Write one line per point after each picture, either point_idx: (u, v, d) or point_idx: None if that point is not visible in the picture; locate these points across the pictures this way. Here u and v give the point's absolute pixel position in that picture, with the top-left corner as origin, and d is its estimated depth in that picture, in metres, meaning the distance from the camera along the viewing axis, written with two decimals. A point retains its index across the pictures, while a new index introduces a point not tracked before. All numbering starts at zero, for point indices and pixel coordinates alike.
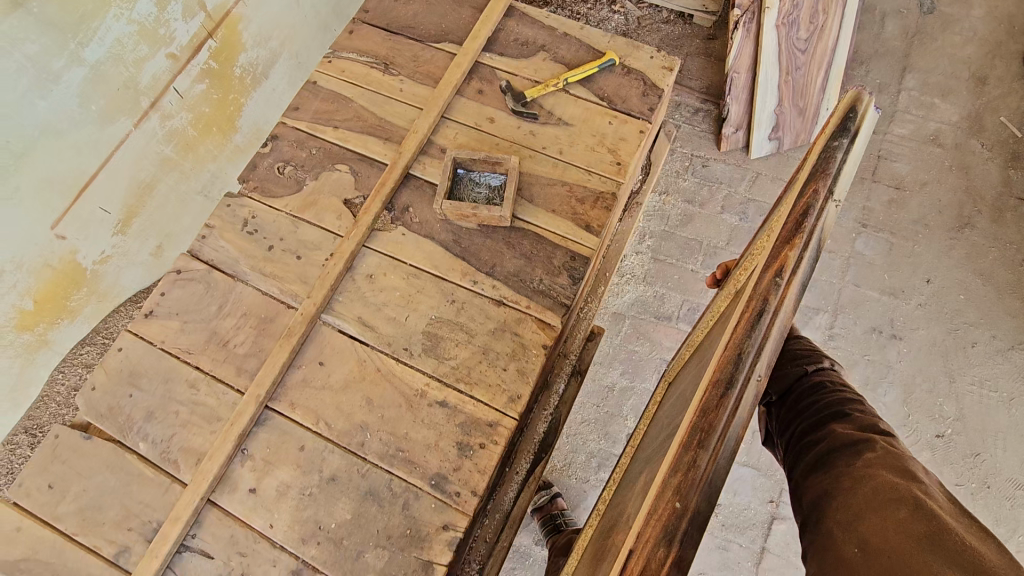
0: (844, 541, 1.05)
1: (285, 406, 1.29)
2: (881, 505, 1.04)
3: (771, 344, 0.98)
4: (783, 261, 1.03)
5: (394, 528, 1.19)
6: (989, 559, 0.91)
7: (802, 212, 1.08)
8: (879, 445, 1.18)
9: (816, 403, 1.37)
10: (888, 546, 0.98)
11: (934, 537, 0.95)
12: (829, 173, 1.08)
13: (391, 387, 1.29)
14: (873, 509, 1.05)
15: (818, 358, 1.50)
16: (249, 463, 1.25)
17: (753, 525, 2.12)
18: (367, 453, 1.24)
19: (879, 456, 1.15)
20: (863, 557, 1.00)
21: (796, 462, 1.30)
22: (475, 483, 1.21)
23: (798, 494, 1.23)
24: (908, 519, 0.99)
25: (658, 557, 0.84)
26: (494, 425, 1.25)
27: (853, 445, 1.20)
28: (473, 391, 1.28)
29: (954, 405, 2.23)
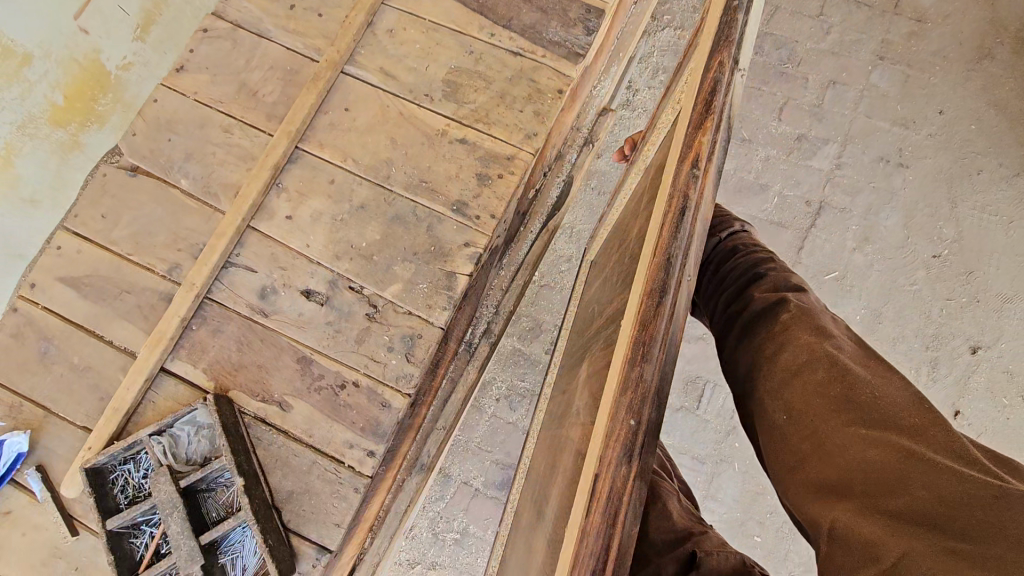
0: (770, 414, 1.00)
1: (314, 146, 1.36)
2: (799, 369, 0.99)
3: (696, 239, 1.00)
4: (698, 150, 1.00)
5: (420, 246, 1.29)
6: (898, 399, 0.86)
7: (711, 89, 1.02)
8: (792, 303, 1.13)
9: (735, 270, 1.40)
10: (809, 411, 0.93)
11: (849, 396, 0.90)
12: (734, 39, 1.02)
13: (413, 128, 1.36)
14: (795, 374, 0.99)
15: (727, 226, 1.60)
16: (284, 195, 1.34)
17: None
18: (393, 184, 1.33)
19: (793, 314, 1.10)
20: (788, 433, 0.94)
21: (727, 334, 1.25)
22: (494, 209, 1.30)
23: (733, 367, 1.17)
24: (826, 381, 0.94)
25: (621, 475, 0.84)
26: (511, 159, 1.32)
27: (772, 307, 1.16)
28: (491, 130, 1.34)
29: (953, 228, 2.30)
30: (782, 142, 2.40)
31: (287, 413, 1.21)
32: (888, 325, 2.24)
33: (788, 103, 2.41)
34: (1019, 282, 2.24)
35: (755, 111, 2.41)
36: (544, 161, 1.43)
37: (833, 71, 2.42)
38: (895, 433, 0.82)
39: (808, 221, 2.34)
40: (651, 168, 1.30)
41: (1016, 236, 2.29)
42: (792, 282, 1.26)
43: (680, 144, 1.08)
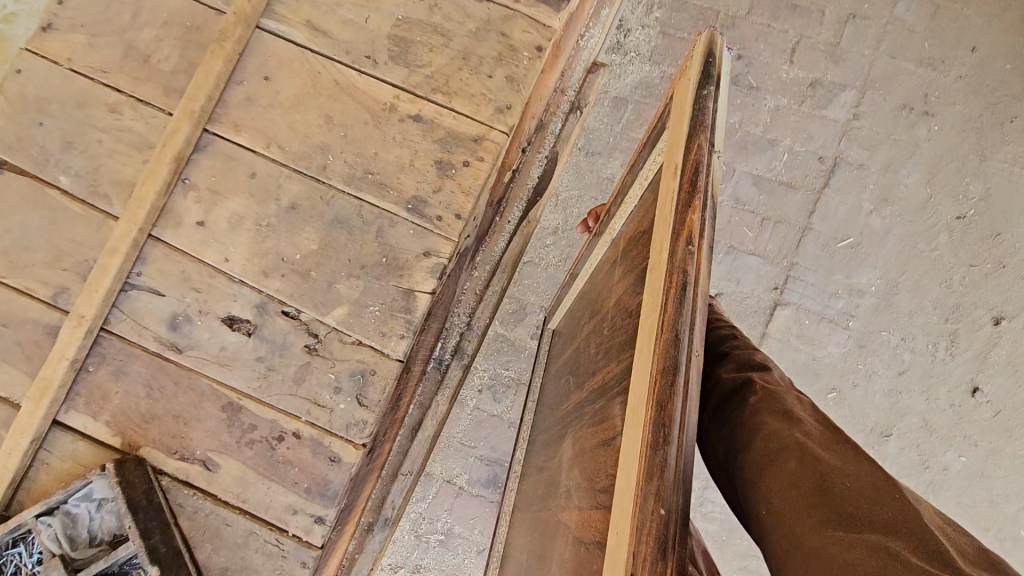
0: (751, 509, 0.92)
1: (228, 129, 1.06)
2: (772, 458, 0.92)
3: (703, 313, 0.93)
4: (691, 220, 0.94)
5: (368, 257, 1.03)
6: (872, 488, 0.80)
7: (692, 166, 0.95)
8: (758, 384, 1.08)
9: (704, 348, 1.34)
10: (785, 506, 0.85)
11: (819, 488, 0.83)
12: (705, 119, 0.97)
13: (354, 102, 1.06)
14: (767, 464, 0.92)
15: None
16: (194, 195, 1.06)
17: (753, 312, 2.06)
18: (331, 177, 1.05)
19: (761, 396, 1.05)
20: (763, 534, 0.87)
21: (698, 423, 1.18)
22: (459, 207, 1.03)
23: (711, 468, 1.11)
24: (798, 473, 0.87)
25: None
26: (479, 141, 1.04)
27: (739, 389, 1.10)
28: (453, 103, 1.05)
29: (981, 185, 2.06)
30: (794, 90, 2.09)
31: (214, 474, 0.99)
32: (905, 296, 2.03)
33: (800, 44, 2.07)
34: None
35: (764, 52, 2.09)
36: (518, 141, 1.16)
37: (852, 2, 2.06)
38: (876, 533, 0.75)
39: (822, 181, 2.08)
40: (629, 239, 1.23)
41: None
42: (757, 359, 1.20)
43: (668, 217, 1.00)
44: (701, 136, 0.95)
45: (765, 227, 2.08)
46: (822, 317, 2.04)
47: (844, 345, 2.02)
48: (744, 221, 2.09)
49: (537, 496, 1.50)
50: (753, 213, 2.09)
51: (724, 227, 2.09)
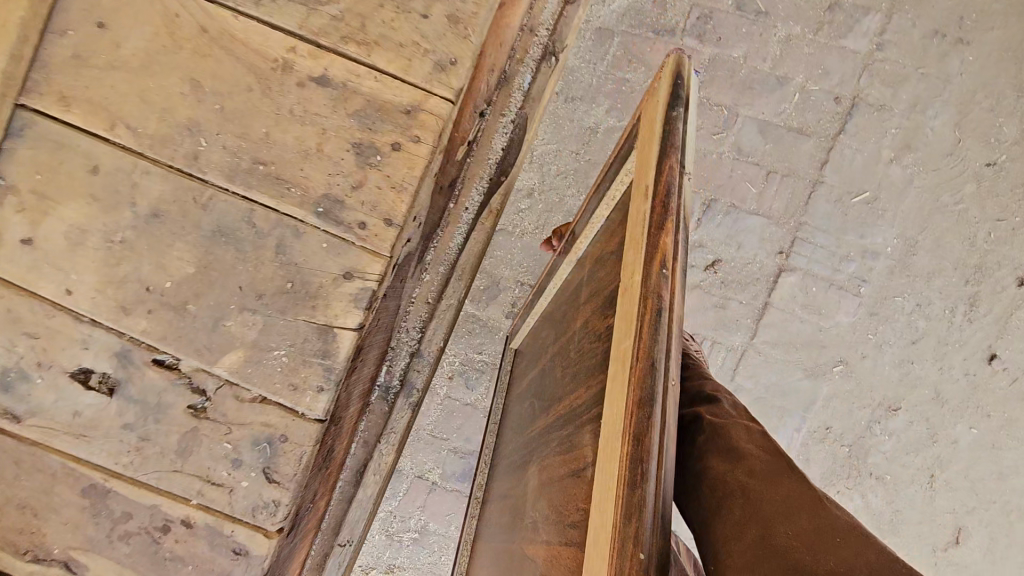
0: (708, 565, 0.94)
1: (52, 101, 0.74)
2: (719, 507, 0.96)
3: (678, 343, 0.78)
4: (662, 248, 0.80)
5: (265, 282, 0.74)
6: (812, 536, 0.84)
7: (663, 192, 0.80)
8: (707, 421, 1.11)
9: None
10: (735, 557, 0.88)
11: (766, 540, 0.86)
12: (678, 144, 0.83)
13: (230, 58, 0.74)
14: (715, 513, 0.96)
15: None
16: (11, 200, 0.74)
17: (756, 280, 1.81)
18: (206, 171, 0.74)
19: (707, 435, 1.08)
20: None
21: None
22: (389, 208, 0.74)
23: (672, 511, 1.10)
24: (746, 522, 0.91)
25: None
26: (412, 114, 0.74)
27: (692, 427, 1.12)
28: (373, 58, 0.74)
29: (1015, 126, 1.79)
30: (810, 15, 1.77)
31: None
32: (924, 256, 1.80)
33: None
34: None
35: None
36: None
37: None
38: None
39: (837, 125, 1.79)
40: (596, 258, 1.07)
41: None
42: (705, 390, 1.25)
43: (636, 240, 0.85)
44: (674, 153, 0.81)
45: (771, 181, 1.81)
46: (831, 284, 1.80)
47: (854, 314, 1.80)
48: (747, 175, 1.81)
49: (501, 524, 1.41)
50: (757, 165, 1.81)
51: (724, 182, 1.81)
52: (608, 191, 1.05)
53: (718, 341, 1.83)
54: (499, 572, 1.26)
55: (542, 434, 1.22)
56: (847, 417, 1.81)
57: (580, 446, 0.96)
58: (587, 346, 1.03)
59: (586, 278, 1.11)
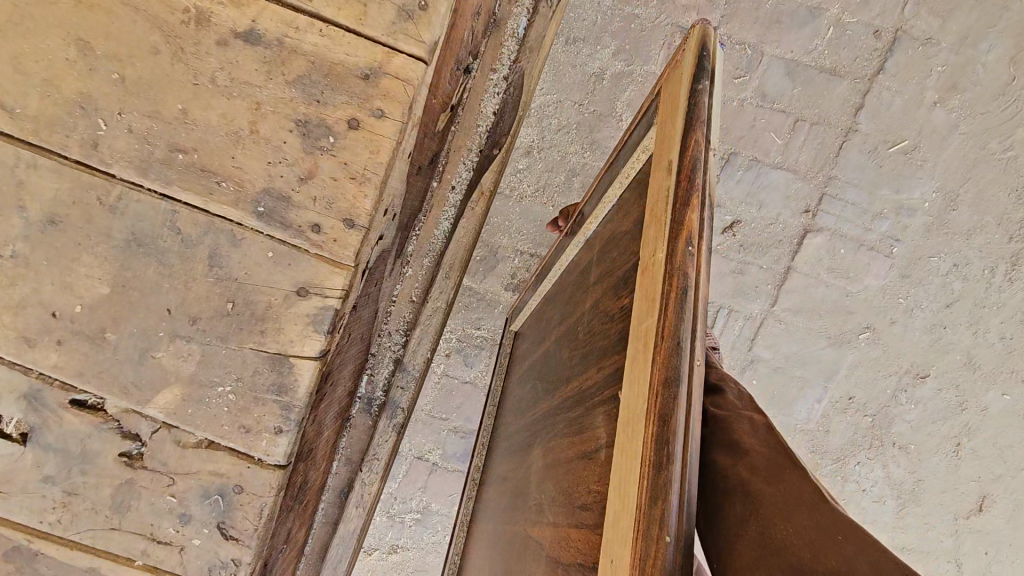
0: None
1: None
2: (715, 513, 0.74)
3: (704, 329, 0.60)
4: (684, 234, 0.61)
5: (199, 304, 0.60)
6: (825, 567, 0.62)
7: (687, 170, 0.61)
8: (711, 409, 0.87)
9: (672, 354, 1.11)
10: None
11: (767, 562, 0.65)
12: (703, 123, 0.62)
13: (124, 8, 0.55)
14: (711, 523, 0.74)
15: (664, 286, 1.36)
16: None
17: (778, 243, 1.65)
18: (110, 162, 0.57)
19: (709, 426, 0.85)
20: None
21: None
22: (349, 205, 0.58)
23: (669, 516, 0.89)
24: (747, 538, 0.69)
25: None
26: (372, 79, 0.56)
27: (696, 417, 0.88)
28: (317, 5, 0.55)
29: None
30: None
31: None
32: (965, 211, 1.63)
33: None
34: None
35: None
36: (453, 53, 0.70)
37: None
38: None
39: (877, 64, 1.57)
40: (609, 238, 0.89)
41: None
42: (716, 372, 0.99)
43: (655, 217, 0.67)
44: (700, 126, 0.62)
45: (798, 131, 1.61)
46: (861, 245, 1.64)
47: (884, 278, 1.65)
48: (771, 125, 1.61)
49: (497, 508, 1.25)
50: (784, 112, 1.61)
51: (745, 133, 1.62)
52: (622, 167, 0.88)
53: (735, 310, 1.69)
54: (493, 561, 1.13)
55: (546, 416, 0.99)
56: (873, 386, 1.70)
57: (591, 428, 0.76)
58: (596, 329, 0.84)
59: (594, 260, 0.94)
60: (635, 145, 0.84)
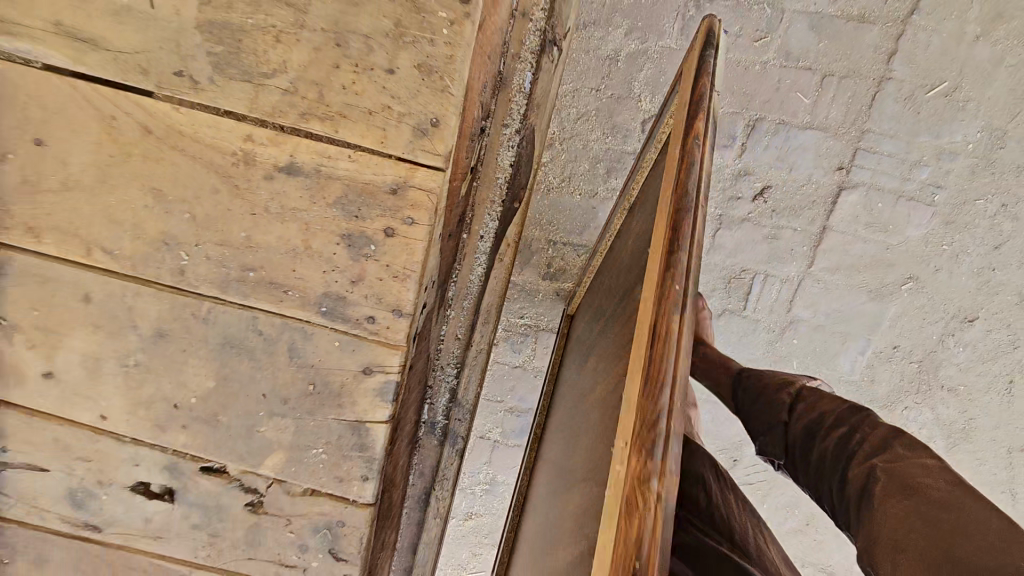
0: None
1: (18, 235, 0.69)
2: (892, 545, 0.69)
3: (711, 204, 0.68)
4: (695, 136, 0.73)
5: (287, 386, 0.72)
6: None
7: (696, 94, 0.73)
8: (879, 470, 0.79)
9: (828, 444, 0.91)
10: None
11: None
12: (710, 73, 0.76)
13: (183, 158, 0.65)
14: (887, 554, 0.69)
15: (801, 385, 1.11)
16: (22, 339, 0.73)
17: (811, 204, 1.64)
18: (196, 284, 0.69)
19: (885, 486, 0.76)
20: None
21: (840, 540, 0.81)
22: (395, 298, 0.67)
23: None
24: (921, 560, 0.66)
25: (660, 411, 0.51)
26: (399, 193, 0.64)
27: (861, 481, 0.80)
28: (344, 134, 0.63)
29: None
30: None
31: None
32: (1012, 148, 1.55)
33: None
34: None
35: None
36: (474, 103, 0.74)
37: None
38: None
39: (907, 6, 1.48)
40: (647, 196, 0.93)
41: None
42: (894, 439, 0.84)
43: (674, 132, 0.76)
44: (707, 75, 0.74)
45: (826, 88, 1.56)
46: (899, 196, 1.61)
47: (925, 227, 1.62)
48: (798, 84, 1.56)
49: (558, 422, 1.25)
50: (810, 69, 1.55)
51: (770, 99, 1.58)
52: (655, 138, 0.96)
53: (772, 271, 1.70)
54: (551, 468, 1.12)
55: (598, 332, 1.06)
56: (927, 318, 1.69)
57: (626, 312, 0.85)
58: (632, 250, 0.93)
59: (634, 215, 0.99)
60: (660, 130, 0.96)
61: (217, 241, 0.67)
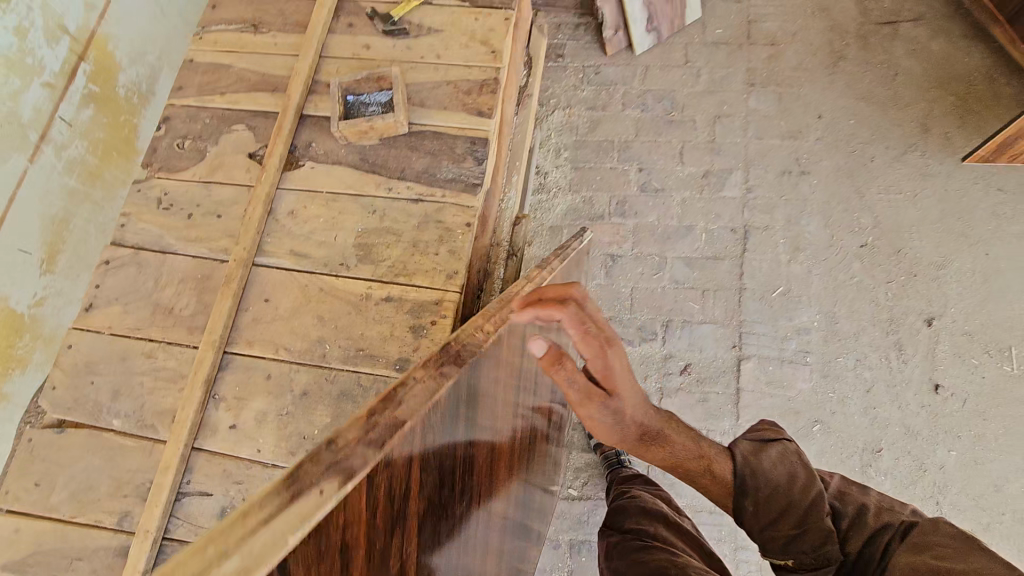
0: None
1: (242, 346, 1.34)
2: None
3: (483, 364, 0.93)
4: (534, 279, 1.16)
5: None
6: None
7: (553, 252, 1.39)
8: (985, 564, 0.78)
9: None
10: None
11: None
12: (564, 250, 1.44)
13: (335, 299, 1.36)
14: None
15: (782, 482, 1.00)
16: (224, 404, 1.30)
17: (722, 372, 2.26)
18: (331, 361, 1.31)
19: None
20: None
21: None
22: None
23: None
24: None
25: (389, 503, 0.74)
26: (439, 303, 1.32)
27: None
28: (414, 280, 1.36)
29: (869, 216, 2.39)
30: (692, 183, 2.53)
31: None
32: (845, 321, 2.27)
33: (685, 148, 2.59)
34: (946, 247, 2.31)
35: (658, 161, 2.59)
36: (473, 276, 1.48)
37: (714, 107, 2.66)
38: None
39: (739, 248, 2.41)
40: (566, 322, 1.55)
41: (926, 206, 2.38)
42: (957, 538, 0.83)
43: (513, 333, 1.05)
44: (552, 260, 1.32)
45: (707, 297, 2.37)
46: (782, 360, 2.25)
47: (810, 380, 2.21)
48: (688, 297, 2.37)
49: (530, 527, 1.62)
50: (693, 288, 2.38)
51: (673, 306, 2.37)
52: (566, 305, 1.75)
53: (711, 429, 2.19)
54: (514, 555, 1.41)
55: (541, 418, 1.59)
56: (845, 452, 2.12)
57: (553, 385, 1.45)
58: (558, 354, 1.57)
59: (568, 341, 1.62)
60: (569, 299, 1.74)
61: (345, 340, 1.32)
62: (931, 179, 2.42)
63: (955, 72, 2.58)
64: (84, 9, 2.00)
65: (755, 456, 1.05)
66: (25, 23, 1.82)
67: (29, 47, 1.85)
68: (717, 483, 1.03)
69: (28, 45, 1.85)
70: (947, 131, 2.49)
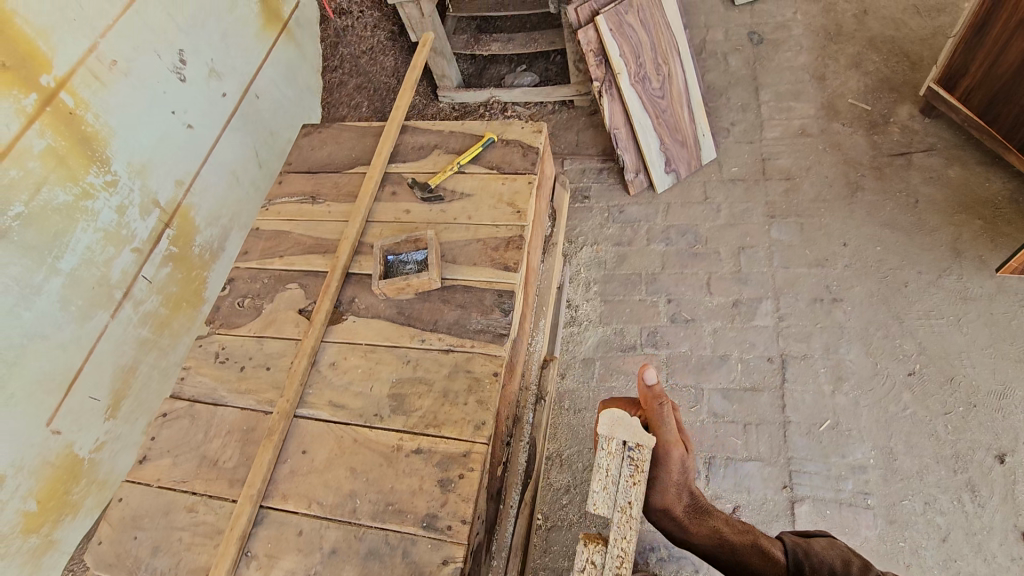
0: None
1: (277, 499, 1.38)
2: None
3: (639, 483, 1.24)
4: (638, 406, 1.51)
5: None
6: None
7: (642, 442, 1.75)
8: None
9: None
10: None
11: None
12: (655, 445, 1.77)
13: (368, 451, 1.40)
14: None
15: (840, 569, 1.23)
16: (254, 563, 1.31)
17: (778, 517, 2.09)
18: (360, 517, 1.32)
19: None
20: None
21: None
22: (463, 512, 1.28)
23: None
24: None
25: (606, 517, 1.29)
26: (467, 455, 1.35)
27: None
28: (442, 431, 1.39)
29: (912, 342, 2.33)
30: (722, 313, 2.56)
31: None
32: (905, 459, 2.11)
33: (712, 278, 2.66)
34: (1004, 374, 2.21)
35: (686, 291, 2.66)
36: (503, 425, 1.50)
37: (737, 240, 2.76)
38: None
39: (778, 378, 2.35)
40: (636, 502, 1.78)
41: (972, 330, 2.32)
42: None
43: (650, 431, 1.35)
44: None
45: (751, 431, 2.27)
46: (840, 503, 2.08)
47: (875, 527, 2.02)
48: (730, 431, 2.27)
49: None
50: (734, 421, 2.29)
51: (714, 441, 2.26)
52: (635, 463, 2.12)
53: None
54: None
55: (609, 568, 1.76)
56: None
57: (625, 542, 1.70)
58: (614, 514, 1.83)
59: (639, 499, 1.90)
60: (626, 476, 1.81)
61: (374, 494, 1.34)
62: (972, 302, 2.38)
63: (978, 197, 2.64)
64: (175, 186, 2.35)
65: (805, 541, 1.32)
66: (126, 202, 2.15)
67: (126, 222, 2.16)
68: (771, 560, 1.28)
69: (125, 221, 2.16)
70: (980, 255, 2.49)
